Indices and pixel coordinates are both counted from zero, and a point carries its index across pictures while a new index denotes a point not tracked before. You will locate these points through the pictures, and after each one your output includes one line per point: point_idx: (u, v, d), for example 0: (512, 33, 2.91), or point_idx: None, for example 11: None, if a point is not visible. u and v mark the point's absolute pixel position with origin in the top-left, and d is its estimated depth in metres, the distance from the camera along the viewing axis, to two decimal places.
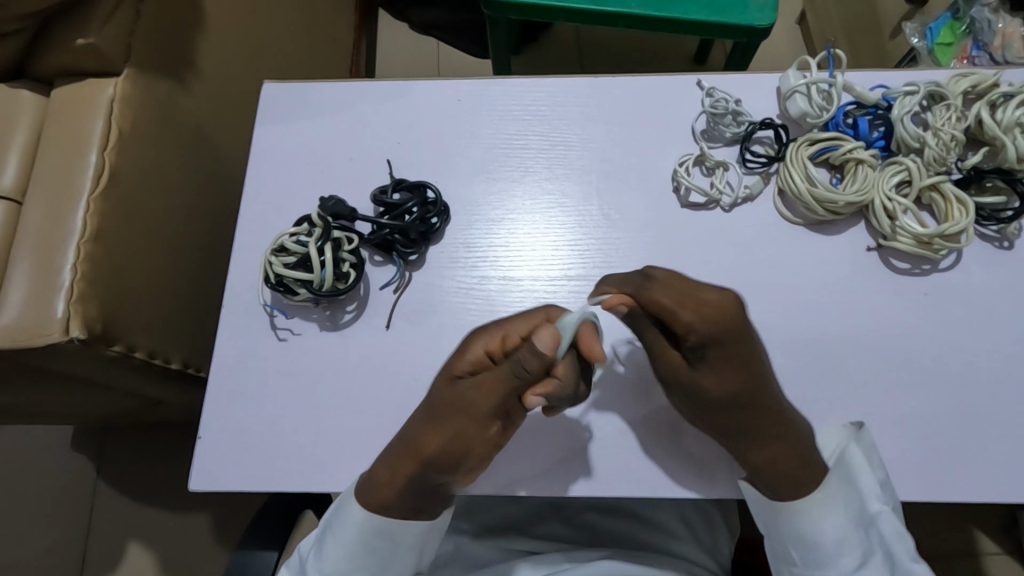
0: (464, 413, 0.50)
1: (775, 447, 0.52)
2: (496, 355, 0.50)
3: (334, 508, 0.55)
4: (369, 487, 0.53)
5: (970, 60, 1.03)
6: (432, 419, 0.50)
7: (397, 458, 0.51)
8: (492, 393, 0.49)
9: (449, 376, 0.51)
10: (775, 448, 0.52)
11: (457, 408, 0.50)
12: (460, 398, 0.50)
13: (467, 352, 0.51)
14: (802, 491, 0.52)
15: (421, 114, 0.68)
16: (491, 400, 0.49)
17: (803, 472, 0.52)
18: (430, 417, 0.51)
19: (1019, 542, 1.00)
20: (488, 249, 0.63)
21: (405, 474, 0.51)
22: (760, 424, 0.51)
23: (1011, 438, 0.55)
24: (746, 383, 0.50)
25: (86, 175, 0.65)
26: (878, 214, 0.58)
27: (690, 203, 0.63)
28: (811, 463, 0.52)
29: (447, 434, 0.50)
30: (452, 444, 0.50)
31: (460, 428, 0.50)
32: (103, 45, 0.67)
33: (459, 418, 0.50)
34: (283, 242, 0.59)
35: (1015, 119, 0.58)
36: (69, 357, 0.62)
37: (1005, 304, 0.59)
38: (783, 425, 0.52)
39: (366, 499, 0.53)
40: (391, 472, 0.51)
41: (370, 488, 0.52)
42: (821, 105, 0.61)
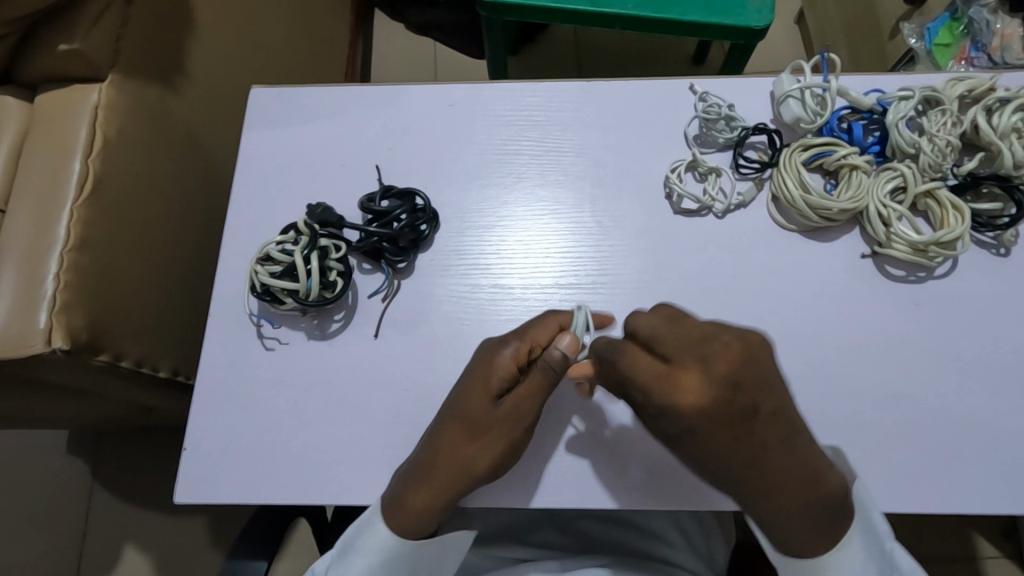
0: (506, 427, 0.50)
1: (785, 493, 0.46)
2: (522, 364, 0.52)
3: (358, 523, 0.54)
4: (392, 509, 0.52)
5: (969, 61, 1.02)
6: (468, 440, 0.50)
7: (432, 482, 0.50)
8: (533, 403, 0.50)
9: (480, 395, 0.51)
10: (779, 502, 0.46)
11: (494, 420, 0.50)
12: (496, 412, 0.50)
13: (495, 363, 0.51)
14: (815, 552, 0.49)
15: (412, 119, 0.67)
16: (534, 410, 0.51)
17: (819, 539, 0.48)
18: (462, 437, 0.50)
19: (1020, 547, 0.99)
20: (480, 256, 0.62)
21: (442, 492, 0.51)
22: (769, 470, 0.46)
23: (1008, 448, 0.54)
24: (737, 439, 0.45)
25: (70, 183, 0.64)
26: (873, 221, 0.58)
27: (683, 209, 0.62)
28: (831, 531, 0.48)
29: (488, 451, 0.51)
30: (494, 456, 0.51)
31: (499, 442, 0.50)
32: (88, 51, 0.66)
33: (498, 432, 0.50)
34: (270, 250, 0.58)
35: (1012, 124, 0.58)
36: (54, 367, 0.62)
37: (1003, 312, 0.58)
38: (791, 480, 0.46)
39: (398, 524, 0.52)
40: (425, 494, 0.51)
41: (398, 510, 0.51)
42: (816, 110, 0.60)
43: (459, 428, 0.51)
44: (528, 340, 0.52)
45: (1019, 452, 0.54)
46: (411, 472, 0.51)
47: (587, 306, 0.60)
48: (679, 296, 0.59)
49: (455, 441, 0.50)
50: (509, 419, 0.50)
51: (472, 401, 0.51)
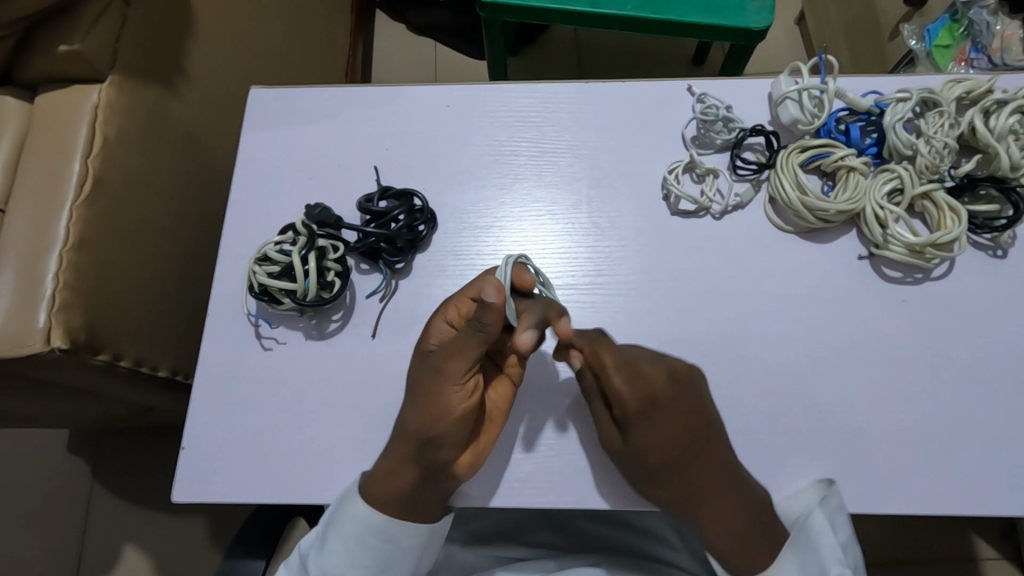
0: (435, 383, 0.49)
1: (727, 506, 0.51)
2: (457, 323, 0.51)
3: (336, 504, 0.55)
4: (369, 484, 0.53)
5: (969, 62, 1.03)
6: (423, 410, 0.49)
7: (391, 454, 0.51)
8: (459, 356, 0.49)
9: (422, 362, 0.51)
10: (708, 519, 0.52)
11: (436, 383, 0.49)
12: (441, 377, 0.49)
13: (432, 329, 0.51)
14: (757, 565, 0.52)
15: (410, 120, 0.67)
16: (463, 363, 0.49)
17: (762, 546, 0.52)
18: (416, 407, 0.50)
19: (1018, 548, 0.99)
20: (476, 257, 0.62)
21: (409, 470, 0.51)
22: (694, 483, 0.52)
23: (1005, 449, 0.54)
24: (686, 459, 0.52)
25: (71, 182, 0.65)
26: (870, 222, 0.58)
27: (680, 210, 0.62)
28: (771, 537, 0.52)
29: (426, 410, 0.49)
30: (450, 424, 0.49)
31: (450, 408, 0.49)
32: (88, 52, 0.66)
33: (446, 397, 0.49)
34: (267, 250, 0.58)
35: (1008, 126, 0.58)
36: (53, 366, 0.62)
37: (1000, 314, 0.58)
38: (728, 491, 0.51)
39: (376, 498, 0.52)
40: (396, 471, 0.51)
41: (373, 486, 0.52)
42: (813, 112, 0.60)
43: (411, 401, 0.51)
44: (455, 298, 0.52)
45: (1016, 454, 0.54)
46: (385, 453, 0.52)
47: (584, 307, 0.60)
48: (676, 297, 0.60)
49: (412, 411, 0.50)
50: (456, 379, 0.49)
51: (419, 371, 0.51)
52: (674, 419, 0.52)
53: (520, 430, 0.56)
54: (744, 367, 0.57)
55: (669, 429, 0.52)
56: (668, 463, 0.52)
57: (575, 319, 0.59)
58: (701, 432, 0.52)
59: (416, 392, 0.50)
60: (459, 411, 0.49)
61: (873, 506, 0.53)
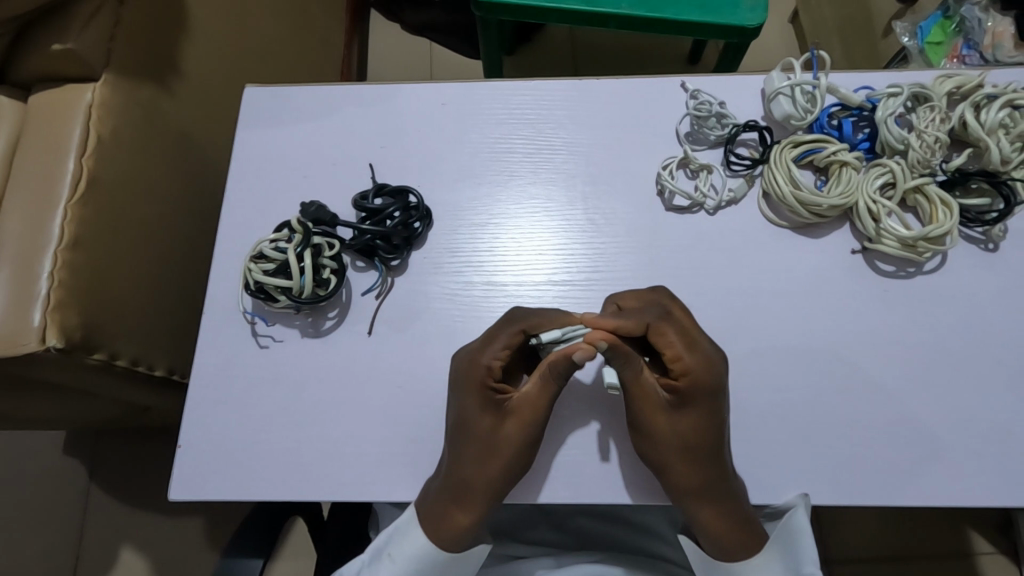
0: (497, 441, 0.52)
1: (715, 511, 0.51)
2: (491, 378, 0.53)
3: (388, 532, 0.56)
4: (427, 518, 0.53)
5: (961, 59, 1.03)
6: (483, 454, 0.52)
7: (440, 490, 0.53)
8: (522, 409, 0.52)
9: (481, 402, 0.53)
10: (705, 513, 0.52)
11: (502, 425, 0.52)
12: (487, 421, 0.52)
13: (477, 368, 0.53)
14: (736, 556, 0.52)
15: (405, 118, 0.68)
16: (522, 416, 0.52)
17: (741, 540, 0.52)
18: (476, 449, 0.52)
19: (1013, 542, 0.99)
20: (472, 254, 0.62)
21: (474, 502, 0.52)
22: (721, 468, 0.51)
23: (997, 441, 0.55)
24: (711, 457, 0.51)
25: (65, 181, 0.64)
26: (862, 216, 0.58)
27: (675, 206, 0.63)
28: (751, 532, 0.52)
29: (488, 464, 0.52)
30: (512, 458, 0.52)
31: (507, 441, 0.52)
32: (81, 50, 0.66)
33: (509, 433, 0.52)
34: (263, 248, 0.58)
35: (999, 120, 0.58)
36: (49, 366, 0.62)
37: (991, 308, 0.58)
38: (732, 495, 0.51)
39: (429, 523, 0.53)
40: (447, 499, 0.53)
41: (433, 521, 0.53)
42: (806, 107, 0.60)
43: (468, 445, 0.53)
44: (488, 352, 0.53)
45: (1010, 446, 0.55)
46: (437, 496, 0.53)
47: (580, 302, 0.60)
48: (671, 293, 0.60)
49: (468, 451, 0.52)
50: (523, 420, 0.52)
51: (476, 412, 0.53)
52: (707, 414, 0.51)
53: None
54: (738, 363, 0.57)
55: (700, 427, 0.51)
56: (682, 460, 0.51)
57: None
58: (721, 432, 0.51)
59: (479, 439, 0.52)
60: (523, 443, 0.52)
61: (868, 499, 0.54)
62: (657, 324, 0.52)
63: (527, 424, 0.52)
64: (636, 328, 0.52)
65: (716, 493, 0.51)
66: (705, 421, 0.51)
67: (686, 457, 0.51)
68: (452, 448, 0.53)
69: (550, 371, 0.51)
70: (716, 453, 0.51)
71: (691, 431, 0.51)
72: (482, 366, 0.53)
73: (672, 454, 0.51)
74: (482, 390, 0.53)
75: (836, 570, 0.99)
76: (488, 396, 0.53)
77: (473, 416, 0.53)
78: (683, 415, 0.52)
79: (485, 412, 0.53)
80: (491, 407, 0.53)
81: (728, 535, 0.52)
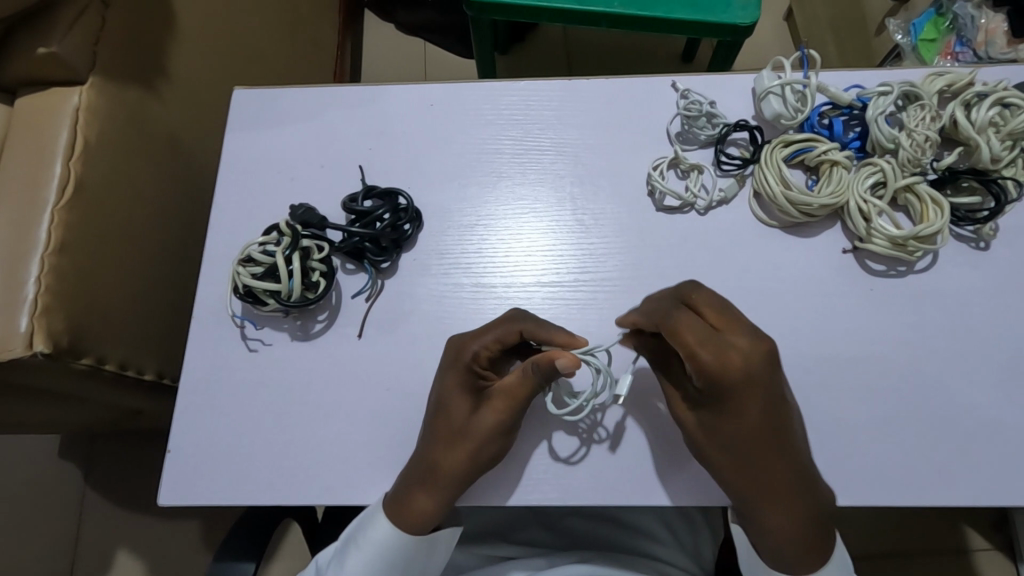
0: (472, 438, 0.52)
1: (783, 517, 0.48)
2: (479, 369, 0.53)
3: (357, 521, 0.55)
4: (393, 502, 0.53)
5: (954, 57, 1.03)
6: (453, 439, 0.52)
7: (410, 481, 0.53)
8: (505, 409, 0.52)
9: (460, 385, 0.53)
10: (775, 516, 0.48)
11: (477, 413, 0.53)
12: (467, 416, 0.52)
13: (464, 354, 0.53)
14: (813, 563, 0.49)
15: (394, 120, 0.67)
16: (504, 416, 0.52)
17: (813, 547, 0.49)
18: (448, 434, 0.53)
19: (1009, 538, 0.99)
20: (461, 256, 0.62)
21: (436, 486, 0.52)
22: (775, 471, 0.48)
23: (989, 440, 0.55)
24: (770, 453, 0.47)
25: (51, 186, 0.64)
26: (853, 215, 0.58)
27: (665, 206, 0.62)
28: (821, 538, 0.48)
29: (459, 459, 0.52)
30: (480, 447, 0.52)
31: (479, 430, 0.52)
32: (66, 53, 0.66)
33: (482, 420, 0.52)
34: (251, 251, 0.58)
35: (989, 119, 0.58)
36: (36, 371, 0.62)
37: (983, 306, 0.58)
38: (797, 496, 0.48)
39: (397, 515, 0.53)
40: (419, 491, 0.52)
41: (396, 502, 0.53)
42: (796, 106, 0.60)
43: (442, 429, 0.53)
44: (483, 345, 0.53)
45: (1001, 446, 0.54)
46: (407, 477, 0.53)
47: (569, 304, 0.60)
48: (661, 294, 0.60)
49: (442, 442, 0.52)
50: (497, 411, 0.52)
51: (455, 394, 0.53)
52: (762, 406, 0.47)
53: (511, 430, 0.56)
54: None
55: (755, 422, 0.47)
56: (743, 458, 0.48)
57: (560, 317, 0.59)
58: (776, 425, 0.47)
59: (451, 422, 0.53)
60: (494, 433, 0.52)
61: (859, 499, 0.54)
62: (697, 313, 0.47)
63: (500, 416, 0.52)
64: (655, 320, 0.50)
65: (784, 493, 0.48)
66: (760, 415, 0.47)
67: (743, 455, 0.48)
68: (427, 432, 0.54)
69: (535, 368, 0.51)
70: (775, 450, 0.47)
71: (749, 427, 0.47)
72: (469, 352, 0.53)
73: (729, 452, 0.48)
74: (465, 376, 0.53)
75: None
76: (469, 382, 0.53)
77: (453, 399, 0.53)
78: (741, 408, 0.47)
79: (464, 397, 0.53)
80: (472, 393, 0.53)
81: (795, 542, 0.48)
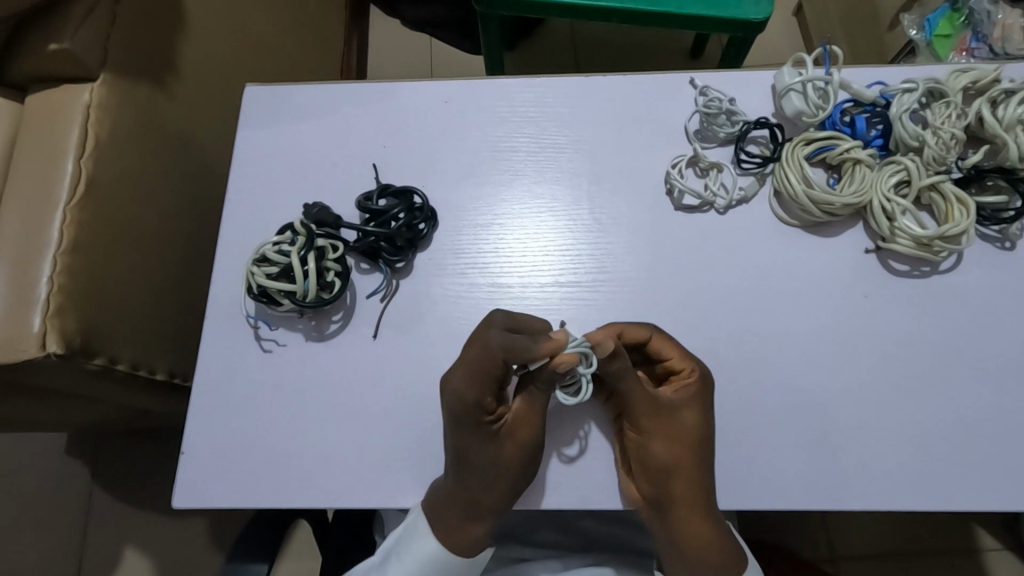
0: (504, 469, 0.51)
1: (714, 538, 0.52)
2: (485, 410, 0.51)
3: (399, 534, 0.56)
4: (441, 530, 0.54)
5: (969, 52, 1.01)
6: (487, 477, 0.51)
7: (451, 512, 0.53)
8: (530, 428, 0.51)
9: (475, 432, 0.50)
10: (701, 529, 0.52)
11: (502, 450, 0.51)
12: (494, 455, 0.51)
13: (470, 409, 0.50)
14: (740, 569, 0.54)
15: (408, 117, 0.66)
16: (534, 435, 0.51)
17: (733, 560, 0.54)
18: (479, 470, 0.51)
19: (1020, 538, 0.99)
20: (477, 255, 0.61)
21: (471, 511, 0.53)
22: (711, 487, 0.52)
23: (1014, 445, 0.54)
24: (702, 469, 0.52)
25: (63, 183, 0.64)
26: (877, 214, 0.57)
27: (684, 205, 0.62)
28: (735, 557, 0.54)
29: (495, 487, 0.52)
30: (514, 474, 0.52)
31: (509, 463, 0.51)
32: (77, 49, 0.65)
33: (508, 455, 0.51)
34: (265, 251, 0.57)
35: (1018, 116, 0.57)
36: (49, 371, 0.61)
37: (1008, 306, 0.57)
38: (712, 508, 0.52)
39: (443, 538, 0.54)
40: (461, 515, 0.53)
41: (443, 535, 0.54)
42: (818, 103, 0.59)
43: (468, 467, 0.51)
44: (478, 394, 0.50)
45: None
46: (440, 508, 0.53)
47: (587, 304, 0.59)
48: (679, 295, 0.59)
49: (471, 478, 0.51)
50: (520, 443, 0.51)
51: (472, 441, 0.51)
52: (698, 417, 0.52)
53: None
54: (749, 364, 0.56)
55: (688, 433, 0.52)
56: (672, 469, 0.51)
57: (577, 317, 0.59)
58: (708, 438, 0.52)
59: (480, 465, 0.51)
60: (524, 463, 0.51)
61: (880, 502, 0.53)
62: (657, 337, 0.54)
63: (525, 448, 0.51)
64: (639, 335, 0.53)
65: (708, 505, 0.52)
66: (693, 428, 0.52)
67: (687, 466, 0.51)
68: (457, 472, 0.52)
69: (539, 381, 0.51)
70: (699, 467, 0.52)
71: (682, 438, 0.52)
72: (468, 397, 0.50)
73: (667, 461, 0.51)
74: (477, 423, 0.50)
75: (843, 569, 0.99)
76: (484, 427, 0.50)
77: (468, 443, 0.51)
78: (681, 421, 0.52)
79: (478, 441, 0.51)
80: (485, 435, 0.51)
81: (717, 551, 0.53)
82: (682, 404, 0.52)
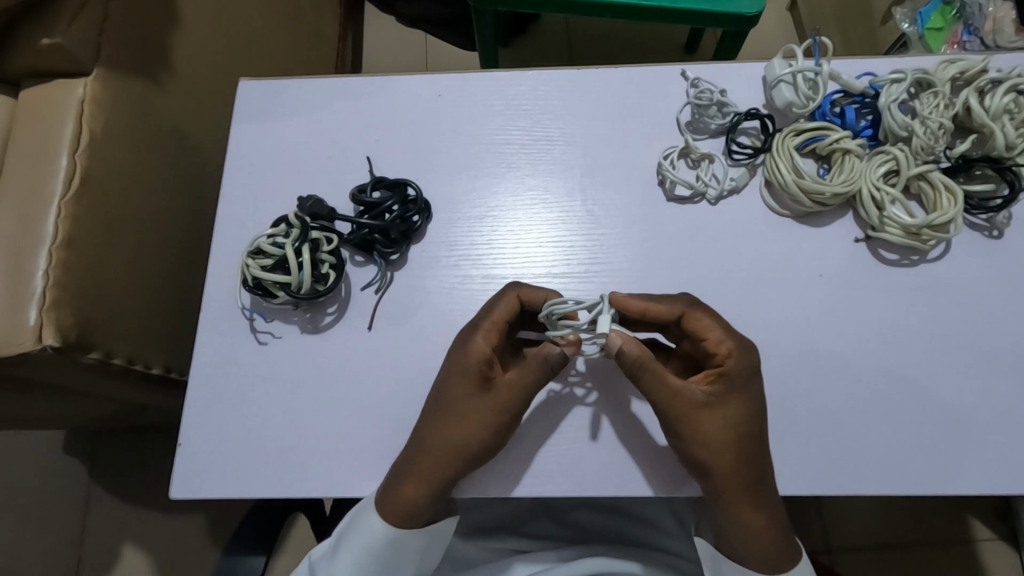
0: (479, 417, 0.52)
1: (759, 522, 0.51)
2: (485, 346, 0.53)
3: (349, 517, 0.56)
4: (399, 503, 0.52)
5: (961, 45, 1.00)
6: (456, 420, 0.52)
7: (423, 480, 0.52)
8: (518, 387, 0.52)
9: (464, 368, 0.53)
10: (747, 521, 0.51)
11: (485, 403, 0.52)
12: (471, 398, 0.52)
13: (467, 335, 0.54)
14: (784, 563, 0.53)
15: (402, 112, 0.67)
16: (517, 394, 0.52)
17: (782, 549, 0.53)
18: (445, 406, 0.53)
19: (1013, 528, 1.00)
20: (472, 247, 0.62)
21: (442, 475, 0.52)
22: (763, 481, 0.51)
23: (1003, 429, 0.54)
24: (750, 462, 0.51)
25: (57, 178, 0.64)
26: (866, 203, 0.57)
27: (676, 196, 0.62)
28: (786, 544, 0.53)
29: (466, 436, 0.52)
30: (483, 428, 0.52)
31: (483, 412, 0.52)
32: (70, 43, 0.65)
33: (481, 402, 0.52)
34: (260, 244, 0.58)
35: (1004, 106, 0.58)
36: (45, 365, 0.61)
37: (997, 294, 0.58)
38: (762, 494, 0.51)
39: (395, 515, 0.53)
40: (416, 484, 0.52)
41: (396, 502, 0.53)
42: (808, 94, 0.60)
43: (449, 411, 0.53)
44: (490, 322, 0.53)
45: (1014, 435, 0.54)
46: (400, 468, 0.53)
47: (580, 295, 0.60)
48: (674, 286, 0.59)
49: (442, 421, 0.53)
50: (502, 397, 0.52)
51: (460, 376, 0.53)
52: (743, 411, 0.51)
53: (532, 429, 0.56)
54: None
55: (724, 430, 0.51)
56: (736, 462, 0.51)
57: None
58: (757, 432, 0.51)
59: (451, 399, 0.53)
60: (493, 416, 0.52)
61: (871, 488, 0.54)
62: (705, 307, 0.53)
63: (506, 402, 0.52)
64: (670, 314, 0.53)
65: (751, 495, 0.51)
66: (746, 419, 0.51)
67: (729, 469, 0.50)
68: (436, 416, 0.53)
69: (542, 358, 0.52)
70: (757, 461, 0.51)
71: (722, 443, 0.51)
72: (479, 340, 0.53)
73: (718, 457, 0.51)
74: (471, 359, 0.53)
75: (839, 560, 1.00)
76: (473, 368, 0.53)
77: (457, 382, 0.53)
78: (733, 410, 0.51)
79: (466, 382, 0.53)
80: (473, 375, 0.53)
81: (761, 539, 0.52)
82: (735, 396, 0.51)
